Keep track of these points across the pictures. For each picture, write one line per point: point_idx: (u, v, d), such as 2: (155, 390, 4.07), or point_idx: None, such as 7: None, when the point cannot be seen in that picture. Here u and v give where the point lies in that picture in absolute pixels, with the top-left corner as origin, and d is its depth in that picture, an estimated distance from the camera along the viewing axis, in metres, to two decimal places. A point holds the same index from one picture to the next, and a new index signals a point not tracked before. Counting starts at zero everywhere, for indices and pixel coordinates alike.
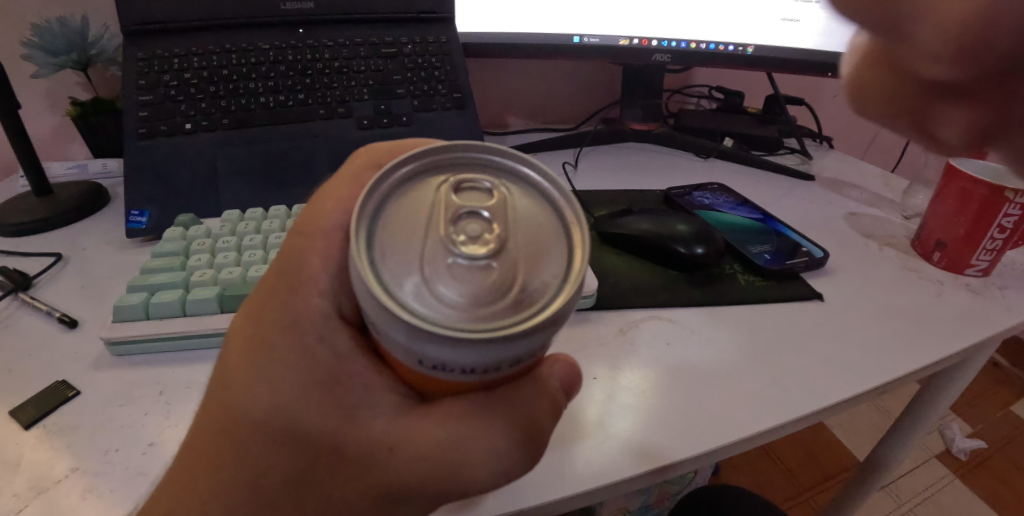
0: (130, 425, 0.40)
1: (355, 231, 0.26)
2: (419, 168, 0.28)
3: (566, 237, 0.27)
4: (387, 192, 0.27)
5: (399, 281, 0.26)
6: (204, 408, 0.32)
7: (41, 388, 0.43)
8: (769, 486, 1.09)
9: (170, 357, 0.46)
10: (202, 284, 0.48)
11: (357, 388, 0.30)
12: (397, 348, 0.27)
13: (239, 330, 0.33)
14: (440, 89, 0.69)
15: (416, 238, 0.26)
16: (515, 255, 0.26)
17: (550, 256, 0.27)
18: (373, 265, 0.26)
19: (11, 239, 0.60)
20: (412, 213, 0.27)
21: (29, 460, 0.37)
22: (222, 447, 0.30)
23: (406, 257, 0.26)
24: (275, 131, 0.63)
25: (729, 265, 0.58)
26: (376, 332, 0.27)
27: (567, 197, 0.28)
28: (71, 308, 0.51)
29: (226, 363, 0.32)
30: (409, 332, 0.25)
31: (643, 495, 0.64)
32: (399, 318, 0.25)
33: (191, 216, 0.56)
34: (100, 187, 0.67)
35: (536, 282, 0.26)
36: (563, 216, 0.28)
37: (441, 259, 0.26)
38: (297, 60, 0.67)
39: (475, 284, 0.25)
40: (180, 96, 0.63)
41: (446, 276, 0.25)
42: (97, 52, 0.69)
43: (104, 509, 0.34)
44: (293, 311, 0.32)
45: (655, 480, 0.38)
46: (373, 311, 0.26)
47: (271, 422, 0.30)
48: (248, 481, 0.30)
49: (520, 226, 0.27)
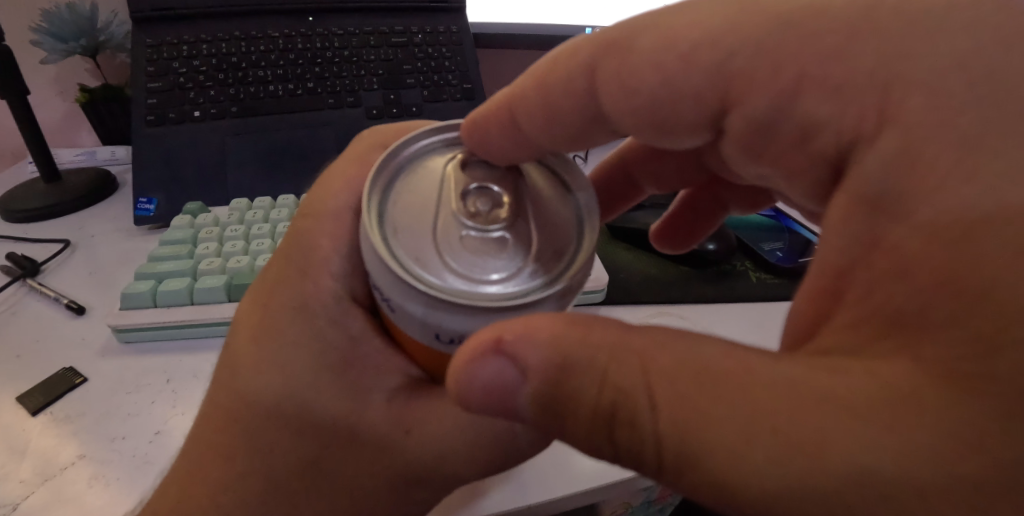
0: (136, 414, 0.39)
1: (366, 206, 0.26)
2: (425, 146, 0.29)
3: (576, 210, 0.28)
4: (396, 171, 0.28)
5: (415, 253, 0.25)
6: (211, 395, 0.32)
7: (49, 375, 0.42)
8: None
9: (176, 345, 0.45)
10: (211, 273, 0.47)
11: (368, 372, 0.30)
12: (414, 326, 0.25)
13: (245, 316, 0.33)
14: (451, 79, 0.68)
15: (428, 212, 0.26)
16: (527, 226, 0.27)
17: (562, 227, 0.27)
18: (386, 240, 0.25)
19: (20, 225, 0.60)
20: (422, 187, 0.27)
21: (35, 447, 0.37)
22: (231, 435, 0.30)
23: (421, 230, 0.25)
24: (284, 119, 0.63)
25: (741, 262, 0.57)
26: (389, 311, 0.26)
27: (574, 172, 0.29)
28: (79, 295, 0.50)
29: (234, 347, 0.32)
30: (427, 303, 0.24)
31: (647, 493, 0.63)
32: (415, 288, 0.24)
33: (199, 204, 0.55)
34: (108, 174, 0.67)
35: (551, 250, 0.26)
36: (572, 191, 0.29)
37: (453, 232, 0.26)
38: (307, 48, 0.66)
39: (491, 254, 0.26)
40: (190, 83, 0.62)
41: (462, 247, 0.25)
42: (106, 38, 0.68)
43: (110, 497, 0.34)
44: (302, 294, 0.32)
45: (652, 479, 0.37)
46: (385, 287, 0.25)
47: (281, 407, 0.30)
48: (261, 466, 0.30)
49: (530, 201, 0.28)
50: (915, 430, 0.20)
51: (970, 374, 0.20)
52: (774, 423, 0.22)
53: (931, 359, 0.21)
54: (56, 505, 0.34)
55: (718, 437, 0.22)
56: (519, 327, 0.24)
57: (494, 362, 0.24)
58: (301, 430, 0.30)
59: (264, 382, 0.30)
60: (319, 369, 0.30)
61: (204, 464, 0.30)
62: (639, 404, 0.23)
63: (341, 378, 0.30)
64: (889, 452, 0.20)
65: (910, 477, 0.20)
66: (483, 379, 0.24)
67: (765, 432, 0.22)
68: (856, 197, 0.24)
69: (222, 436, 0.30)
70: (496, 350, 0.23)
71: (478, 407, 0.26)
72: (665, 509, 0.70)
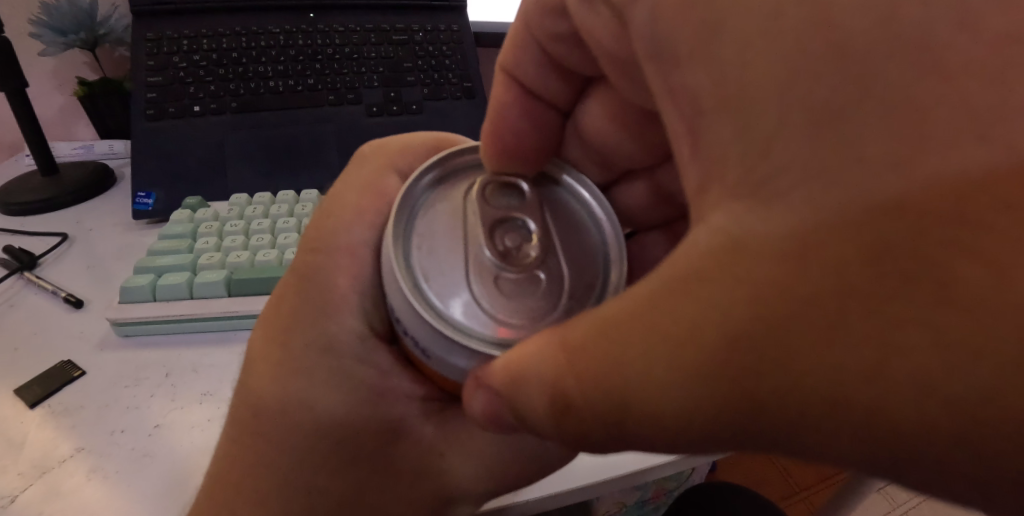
0: (135, 407, 0.39)
1: (393, 255, 0.25)
2: (439, 176, 0.29)
3: (601, 233, 0.29)
4: (413, 209, 0.27)
5: (452, 302, 0.25)
6: (234, 413, 0.32)
7: (47, 367, 0.42)
8: (767, 483, 0.96)
9: (174, 339, 0.45)
10: (210, 267, 0.47)
11: (398, 399, 0.31)
12: (453, 373, 0.25)
13: (261, 343, 0.33)
14: (450, 77, 0.68)
15: (459, 257, 0.26)
16: (558, 262, 0.27)
17: (590, 256, 0.28)
18: (420, 290, 0.25)
19: (17, 218, 0.60)
20: (450, 228, 0.27)
21: (33, 439, 0.37)
22: (255, 455, 0.31)
23: (454, 277, 0.26)
24: (284, 115, 0.63)
25: None
26: (424, 357, 0.25)
27: (594, 194, 0.29)
28: (75, 288, 0.50)
29: (257, 384, 0.32)
30: (475, 356, 0.24)
31: (640, 491, 0.63)
32: (464, 344, 0.24)
33: (198, 200, 0.55)
34: (106, 167, 0.67)
35: (584, 284, 0.27)
36: (595, 216, 0.29)
37: (488, 276, 0.26)
38: (308, 45, 0.66)
39: (527, 294, 0.26)
40: (189, 78, 0.62)
41: (498, 289, 0.26)
42: (106, 31, 0.68)
43: (109, 490, 0.34)
44: (325, 333, 0.31)
45: (637, 479, 0.36)
46: (422, 336, 0.24)
47: (317, 441, 0.31)
48: (300, 493, 0.31)
49: (556, 234, 0.29)
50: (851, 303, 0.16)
51: (838, 257, 0.16)
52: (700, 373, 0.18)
53: (789, 260, 0.17)
54: (53, 500, 0.34)
55: (637, 395, 0.19)
56: (492, 363, 0.23)
57: (481, 397, 0.24)
58: (334, 458, 0.31)
59: (292, 416, 0.31)
60: (352, 405, 0.30)
61: (229, 497, 0.31)
62: (579, 395, 0.21)
63: (373, 409, 0.31)
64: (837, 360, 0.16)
65: (838, 395, 0.16)
66: (480, 413, 0.24)
67: (690, 386, 0.18)
68: (721, 142, 0.20)
69: (250, 468, 0.31)
70: (480, 383, 0.23)
71: (490, 430, 0.25)
72: (658, 507, 0.71)
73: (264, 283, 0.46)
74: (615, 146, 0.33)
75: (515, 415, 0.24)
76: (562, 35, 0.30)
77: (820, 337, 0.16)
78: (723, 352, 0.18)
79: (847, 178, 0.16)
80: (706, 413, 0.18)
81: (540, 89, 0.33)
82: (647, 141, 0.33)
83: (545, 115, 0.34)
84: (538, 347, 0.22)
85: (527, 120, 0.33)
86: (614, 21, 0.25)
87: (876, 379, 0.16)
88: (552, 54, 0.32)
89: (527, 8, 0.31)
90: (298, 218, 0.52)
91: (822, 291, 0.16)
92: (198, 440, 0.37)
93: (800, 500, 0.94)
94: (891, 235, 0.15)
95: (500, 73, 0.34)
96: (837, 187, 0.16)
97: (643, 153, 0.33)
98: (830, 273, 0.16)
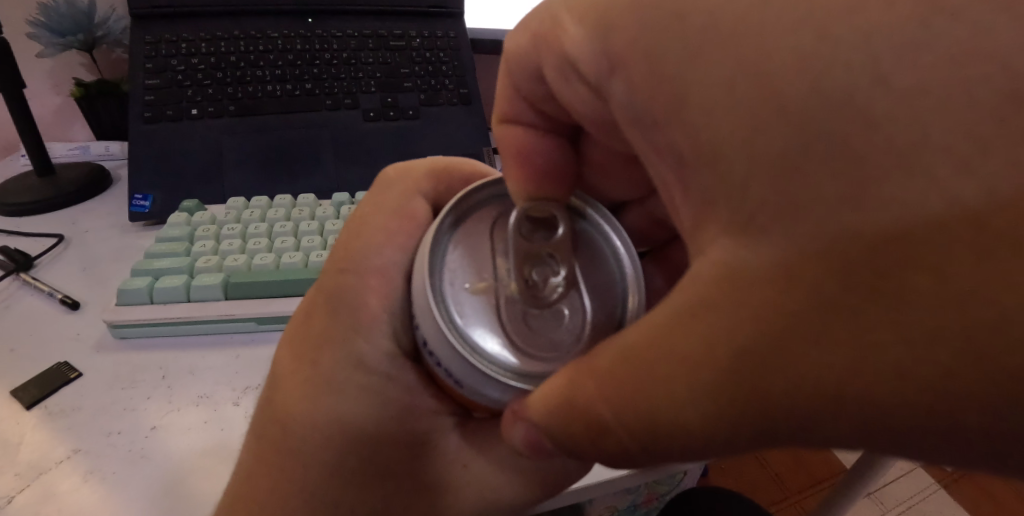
0: (131, 408, 0.40)
1: (428, 291, 0.26)
2: (460, 215, 0.29)
3: (621, 266, 0.30)
4: (441, 246, 0.28)
5: (485, 337, 0.26)
6: (257, 425, 0.33)
7: (43, 369, 0.43)
8: (756, 487, 0.97)
9: (170, 341, 0.46)
10: (208, 270, 0.48)
11: (423, 414, 0.32)
12: (486, 401, 0.26)
13: (285, 356, 0.33)
14: (447, 84, 0.69)
15: (490, 295, 0.27)
16: (580, 295, 0.29)
17: (610, 287, 0.29)
18: (455, 325, 0.26)
19: (12, 218, 0.60)
20: (478, 264, 0.28)
21: (29, 440, 0.38)
22: (272, 468, 0.31)
23: (486, 314, 0.27)
24: (281, 119, 0.63)
25: None
26: (456, 386, 0.26)
27: (616, 228, 0.30)
28: (72, 290, 0.51)
29: (279, 400, 0.32)
30: (509, 389, 0.26)
31: (632, 495, 0.64)
32: (499, 379, 0.25)
33: (195, 202, 0.56)
34: (102, 169, 0.67)
35: (604, 315, 0.29)
36: (614, 248, 0.30)
37: (517, 312, 0.27)
38: (306, 49, 0.67)
39: (552, 329, 0.28)
40: (187, 81, 0.63)
41: (527, 324, 0.27)
42: (104, 33, 0.69)
43: (106, 492, 0.35)
44: (355, 351, 0.31)
45: (649, 478, 0.37)
46: (457, 370, 0.25)
47: (343, 456, 0.31)
48: (327, 504, 0.31)
49: (579, 266, 0.30)
50: (882, 354, 0.16)
51: (870, 320, 0.16)
52: (730, 412, 0.19)
53: (819, 319, 0.17)
54: (49, 502, 0.34)
55: (673, 426, 0.20)
56: (531, 396, 0.25)
57: (521, 429, 0.25)
58: (360, 470, 0.32)
59: (323, 433, 0.31)
60: (381, 419, 0.31)
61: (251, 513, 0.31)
62: (614, 427, 0.22)
63: (400, 423, 0.32)
64: (868, 408, 0.17)
65: (861, 438, 0.17)
66: (520, 443, 0.25)
67: (720, 422, 0.20)
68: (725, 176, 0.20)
69: (277, 487, 0.31)
70: (519, 417, 0.25)
71: (528, 456, 0.26)
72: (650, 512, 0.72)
73: (264, 286, 0.46)
74: (604, 177, 0.34)
75: (551, 443, 0.25)
76: (546, 91, 0.31)
77: (851, 391, 0.17)
78: (753, 397, 0.19)
79: (875, 223, 0.16)
80: (734, 446, 0.20)
81: (540, 110, 0.32)
82: (631, 177, 0.33)
83: (561, 138, 0.33)
84: (569, 386, 0.23)
85: (544, 139, 0.32)
86: (586, 92, 0.26)
87: (897, 434, 0.17)
88: (541, 97, 0.31)
89: (511, 52, 0.30)
90: (295, 222, 0.53)
91: (847, 350, 0.17)
92: (195, 442, 0.38)
93: (790, 504, 0.95)
94: (925, 301, 0.16)
95: (497, 123, 0.34)
96: (868, 239, 0.16)
97: (633, 188, 0.34)
98: (863, 329, 0.17)
